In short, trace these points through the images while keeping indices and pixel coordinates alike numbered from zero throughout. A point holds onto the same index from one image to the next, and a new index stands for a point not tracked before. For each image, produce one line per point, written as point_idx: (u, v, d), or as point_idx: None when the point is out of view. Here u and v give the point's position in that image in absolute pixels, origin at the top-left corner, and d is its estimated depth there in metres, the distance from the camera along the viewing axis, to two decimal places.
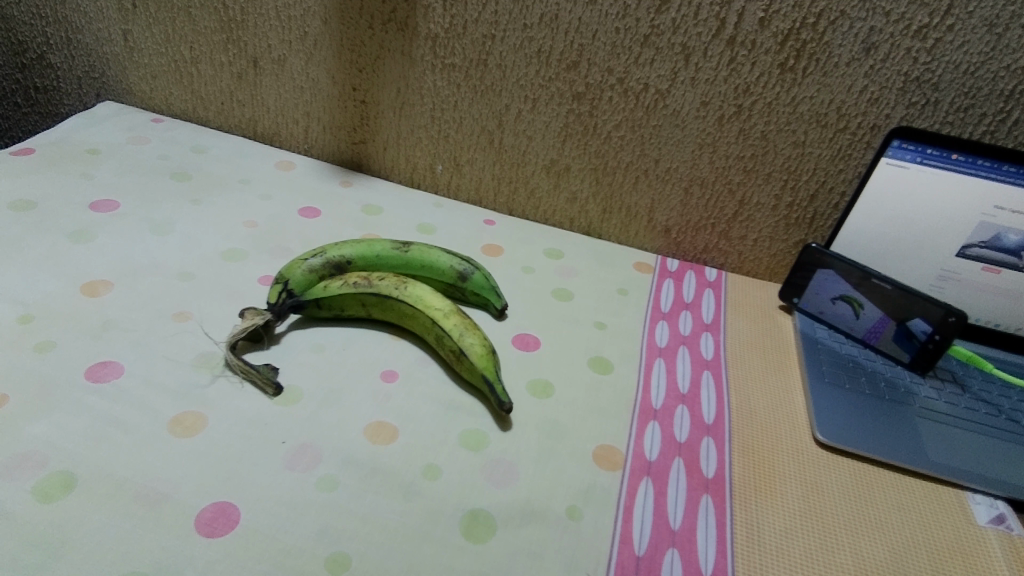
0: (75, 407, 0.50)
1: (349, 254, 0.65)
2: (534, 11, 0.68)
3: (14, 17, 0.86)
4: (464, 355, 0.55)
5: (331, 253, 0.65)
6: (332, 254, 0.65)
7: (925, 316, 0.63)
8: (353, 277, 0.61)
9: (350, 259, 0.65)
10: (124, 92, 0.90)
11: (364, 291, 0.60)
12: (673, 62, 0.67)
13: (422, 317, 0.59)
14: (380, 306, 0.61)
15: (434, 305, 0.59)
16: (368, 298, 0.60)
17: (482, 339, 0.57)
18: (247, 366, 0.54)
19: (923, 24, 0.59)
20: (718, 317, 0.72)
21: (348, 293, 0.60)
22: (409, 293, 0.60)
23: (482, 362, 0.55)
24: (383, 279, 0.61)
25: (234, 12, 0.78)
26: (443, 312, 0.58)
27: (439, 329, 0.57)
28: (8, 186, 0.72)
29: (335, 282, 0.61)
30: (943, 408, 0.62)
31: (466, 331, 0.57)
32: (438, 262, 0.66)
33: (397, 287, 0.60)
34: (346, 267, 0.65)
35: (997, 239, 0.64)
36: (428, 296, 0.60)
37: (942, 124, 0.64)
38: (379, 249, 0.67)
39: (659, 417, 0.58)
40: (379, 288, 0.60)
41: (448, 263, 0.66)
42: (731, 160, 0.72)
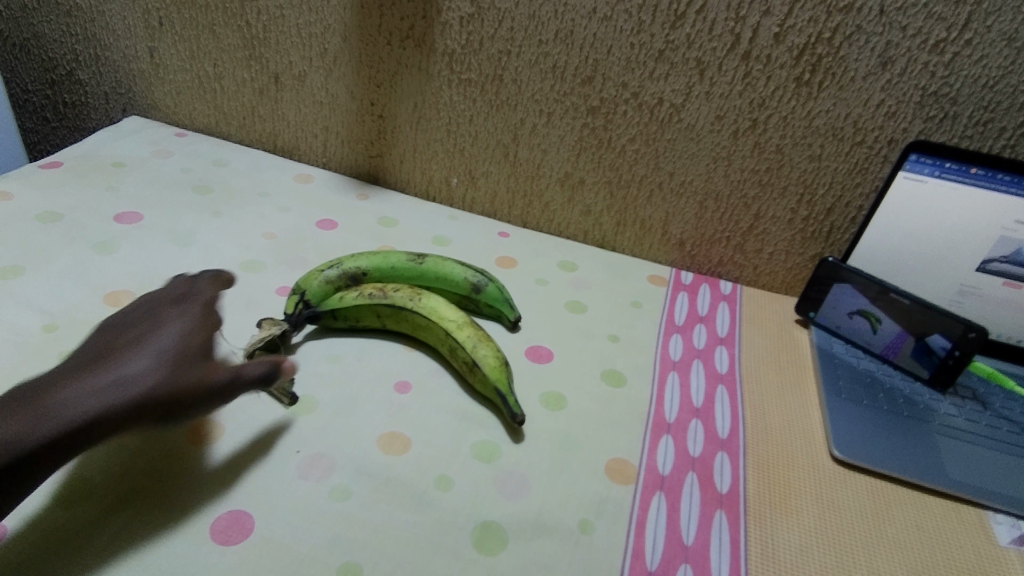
0: None
1: (365, 265, 0.66)
2: (549, 27, 0.69)
3: (46, 34, 0.88)
4: (477, 367, 0.56)
5: (347, 264, 0.66)
6: (348, 265, 0.66)
7: (945, 332, 0.62)
8: (368, 289, 0.62)
9: (365, 270, 0.66)
10: (149, 107, 0.92)
11: (379, 302, 0.61)
12: (688, 76, 0.67)
13: (436, 328, 0.59)
14: (395, 317, 0.61)
15: (447, 317, 0.59)
16: (382, 310, 0.61)
17: (495, 351, 0.57)
18: None
19: (941, 38, 0.59)
20: (732, 331, 0.72)
21: (363, 304, 0.61)
22: (423, 304, 0.60)
23: (495, 374, 0.55)
24: (398, 290, 0.62)
25: (256, 30, 0.79)
26: (457, 324, 0.59)
27: (453, 341, 0.58)
28: (36, 198, 0.74)
29: (351, 293, 0.62)
30: (964, 426, 0.61)
31: (480, 343, 0.57)
32: (452, 273, 0.67)
33: (412, 299, 0.61)
34: (362, 278, 0.66)
35: (1018, 254, 0.63)
36: (441, 308, 0.60)
37: (960, 138, 0.63)
38: (395, 260, 0.68)
39: (672, 431, 0.58)
40: (393, 300, 0.61)
41: (462, 274, 0.67)
42: (746, 174, 0.71)
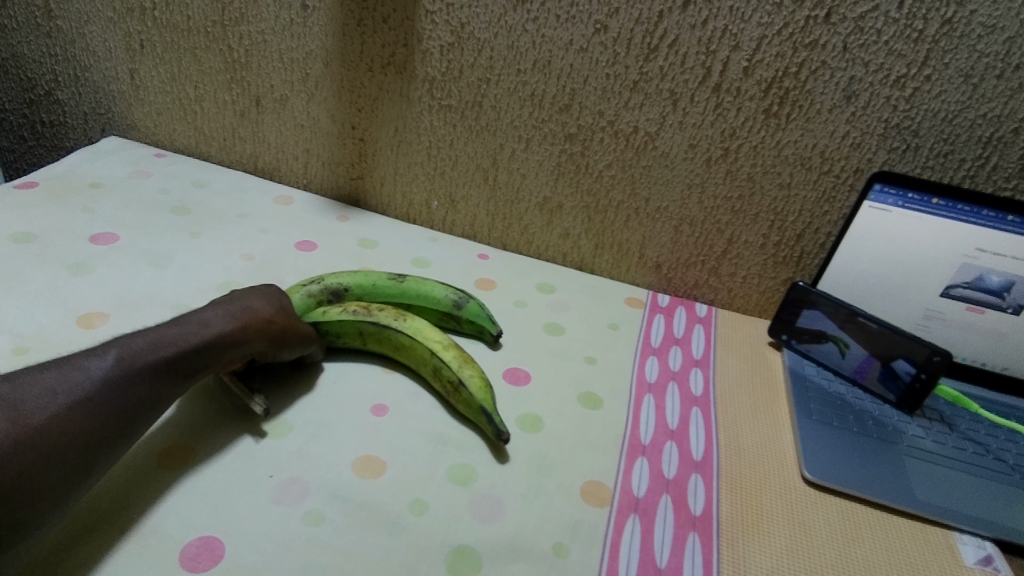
0: None
1: (347, 282, 0.67)
2: (528, 57, 0.71)
3: (25, 55, 0.88)
4: (462, 387, 0.56)
5: (329, 280, 0.66)
6: (331, 282, 0.66)
7: (910, 356, 0.63)
8: (353, 306, 0.63)
9: (348, 286, 0.67)
10: (128, 127, 0.92)
11: (363, 319, 0.61)
12: (662, 106, 0.69)
13: (420, 348, 0.59)
14: (377, 336, 0.62)
15: (431, 337, 0.60)
16: (365, 328, 0.61)
17: (479, 372, 0.58)
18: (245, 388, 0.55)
19: (902, 74, 0.61)
20: (707, 353, 0.73)
21: (346, 320, 0.61)
22: (408, 324, 0.61)
23: (481, 393, 0.56)
24: (383, 311, 0.62)
25: (238, 54, 0.80)
26: (442, 345, 0.59)
27: (438, 361, 0.58)
28: (11, 219, 0.73)
29: (335, 309, 0.62)
30: (930, 447, 0.63)
31: (466, 364, 0.58)
32: (434, 290, 0.68)
33: (397, 317, 0.61)
34: (343, 295, 0.66)
35: (980, 280, 0.65)
36: (426, 328, 0.61)
37: (923, 169, 0.65)
38: (376, 278, 0.68)
39: (647, 453, 0.59)
40: (377, 318, 0.61)
41: (443, 292, 0.68)
42: (719, 201, 0.73)
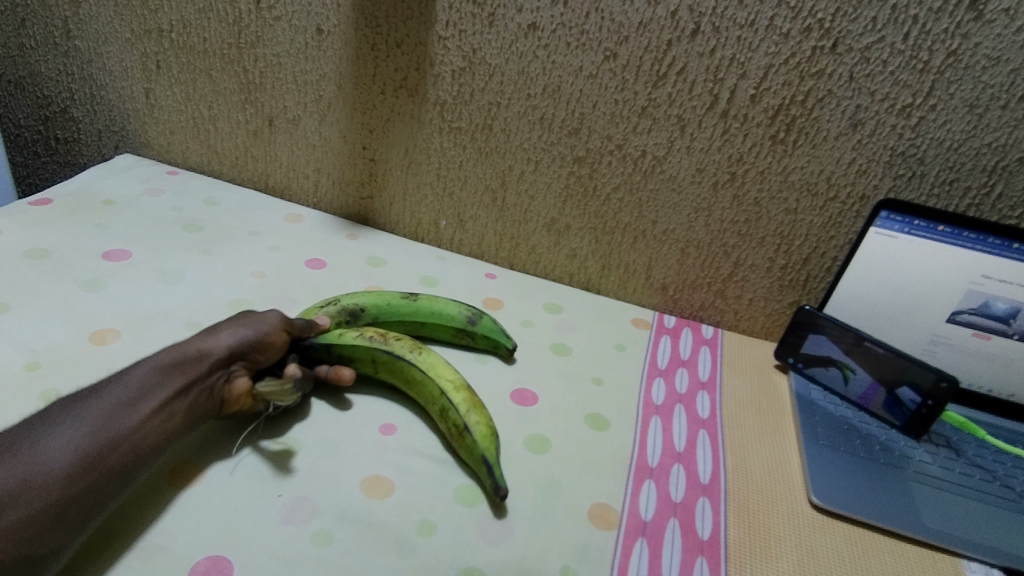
0: None
1: (363, 303, 0.68)
2: (538, 82, 0.72)
3: (43, 73, 0.90)
4: (467, 432, 0.54)
5: (345, 302, 0.67)
6: (347, 303, 0.67)
7: (914, 385, 0.64)
8: (369, 332, 0.62)
9: (363, 307, 0.68)
10: (141, 145, 0.93)
11: (378, 348, 0.60)
12: (670, 131, 0.70)
13: (430, 385, 0.58)
14: (389, 367, 0.61)
15: (445, 375, 0.58)
16: (377, 358, 0.61)
17: (487, 420, 0.56)
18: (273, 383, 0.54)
19: (907, 103, 0.62)
20: (714, 375, 0.74)
21: (362, 345, 0.60)
22: (423, 358, 0.60)
23: (485, 442, 0.54)
24: (400, 342, 0.62)
25: (253, 76, 0.81)
26: (453, 385, 0.58)
27: (446, 401, 0.57)
28: (25, 235, 0.74)
29: (352, 334, 0.62)
30: (937, 473, 0.63)
31: (474, 408, 0.56)
32: (449, 308, 0.69)
33: (412, 352, 0.61)
34: (360, 315, 0.67)
35: (986, 307, 0.65)
36: (441, 365, 0.60)
37: (928, 196, 0.66)
38: (390, 298, 0.69)
39: (655, 476, 0.59)
40: (392, 348, 0.61)
41: (456, 309, 0.69)
42: (726, 224, 0.74)
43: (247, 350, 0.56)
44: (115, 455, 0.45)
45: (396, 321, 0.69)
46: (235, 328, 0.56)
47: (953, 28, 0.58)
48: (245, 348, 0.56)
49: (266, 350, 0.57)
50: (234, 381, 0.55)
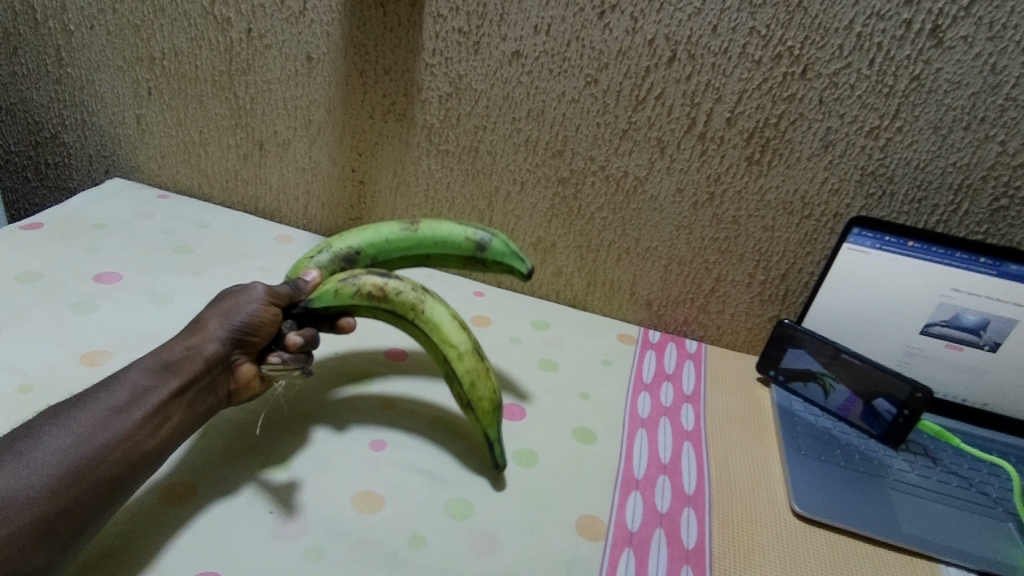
0: None
1: (356, 244, 0.64)
2: (522, 106, 0.74)
3: (34, 99, 0.91)
4: (471, 406, 0.56)
5: (337, 246, 0.64)
6: (339, 247, 0.64)
7: (890, 397, 0.66)
8: (367, 283, 0.57)
9: (358, 248, 0.64)
10: (132, 169, 0.94)
11: (379, 306, 0.58)
12: (650, 153, 0.73)
13: (436, 348, 0.58)
14: (394, 319, 0.59)
15: (451, 341, 0.57)
16: (381, 313, 0.58)
17: (492, 390, 0.56)
18: (277, 367, 0.54)
19: (875, 125, 0.65)
20: (698, 389, 0.75)
21: (361, 303, 0.57)
22: (427, 318, 0.57)
23: (486, 419, 0.56)
24: (402, 292, 0.57)
25: (244, 102, 0.83)
26: (458, 351, 0.57)
27: (451, 368, 0.57)
28: (17, 259, 0.75)
29: (348, 287, 0.57)
30: (915, 481, 0.65)
31: (480, 379, 0.56)
32: (452, 235, 0.64)
33: (415, 309, 0.58)
34: (356, 257, 0.64)
35: (957, 319, 0.68)
36: (447, 325, 0.57)
37: (898, 213, 0.69)
38: (387, 232, 0.65)
39: (641, 487, 0.60)
40: (394, 305, 0.57)
41: (461, 235, 0.64)
42: (706, 241, 0.76)
43: (239, 336, 0.55)
44: (107, 464, 0.45)
45: (399, 255, 0.66)
46: (222, 318, 0.55)
47: (916, 55, 0.61)
48: (236, 365, 0.55)
49: (259, 331, 0.55)
50: (236, 368, 0.55)
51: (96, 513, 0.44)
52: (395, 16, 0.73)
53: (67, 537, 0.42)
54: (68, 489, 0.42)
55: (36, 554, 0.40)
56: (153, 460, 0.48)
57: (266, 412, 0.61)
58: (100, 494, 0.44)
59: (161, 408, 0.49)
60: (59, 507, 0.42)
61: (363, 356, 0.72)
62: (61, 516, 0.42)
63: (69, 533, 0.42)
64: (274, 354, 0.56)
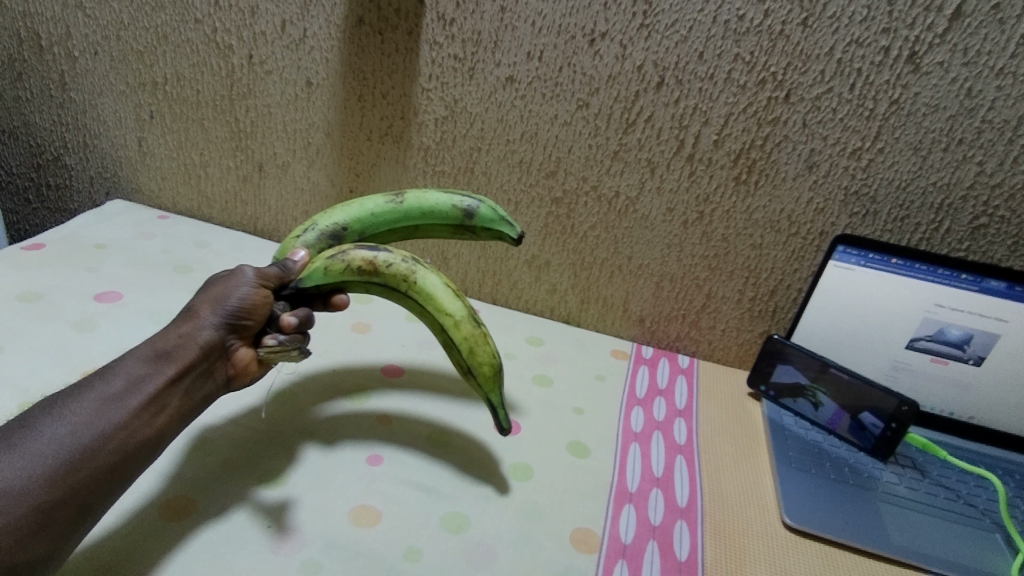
0: None
1: (342, 220, 0.61)
2: (516, 129, 0.76)
3: (37, 123, 0.92)
4: (472, 373, 0.56)
5: (323, 224, 0.61)
6: (325, 225, 0.61)
7: (876, 410, 0.68)
8: (357, 259, 0.55)
9: (344, 224, 0.61)
10: (132, 191, 0.96)
11: (371, 281, 0.56)
12: (641, 174, 0.75)
13: (432, 317, 0.56)
14: (386, 292, 0.58)
15: (446, 309, 0.56)
16: (374, 287, 0.57)
17: (492, 354, 0.56)
18: (275, 347, 0.54)
19: (857, 147, 0.67)
20: (690, 403, 0.77)
21: (352, 280, 0.56)
22: (420, 288, 0.56)
23: (488, 385, 0.56)
24: (392, 265, 0.56)
25: (244, 125, 0.85)
26: (455, 319, 0.56)
27: (449, 337, 0.56)
28: (19, 279, 0.76)
29: (339, 263, 0.56)
30: (904, 493, 0.66)
31: (479, 344, 0.55)
32: (439, 204, 0.62)
33: (407, 281, 0.56)
34: (343, 234, 0.62)
35: (941, 333, 0.70)
36: (441, 294, 0.56)
37: (882, 231, 0.71)
38: (372, 205, 0.62)
39: (634, 500, 0.61)
40: (386, 278, 0.56)
41: (448, 203, 0.61)
42: (697, 259, 0.78)
43: (232, 321, 0.53)
44: (103, 453, 0.44)
45: (387, 229, 0.63)
46: (213, 305, 0.53)
47: (895, 80, 0.63)
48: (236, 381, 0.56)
49: (253, 314, 0.53)
50: (235, 354, 0.54)
51: (92, 505, 0.44)
52: (393, 43, 0.75)
53: (62, 529, 0.42)
54: (64, 479, 0.42)
55: (37, 561, 0.41)
56: (152, 449, 0.48)
57: (265, 430, 0.62)
58: (96, 484, 0.44)
59: (159, 397, 0.48)
60: (56, 498, 0.41)
61: (360, 373, 0.73)
62: (57, 507, 0.41)
63: (64, 526, 0.42)
64: (270, 336, 0.55)
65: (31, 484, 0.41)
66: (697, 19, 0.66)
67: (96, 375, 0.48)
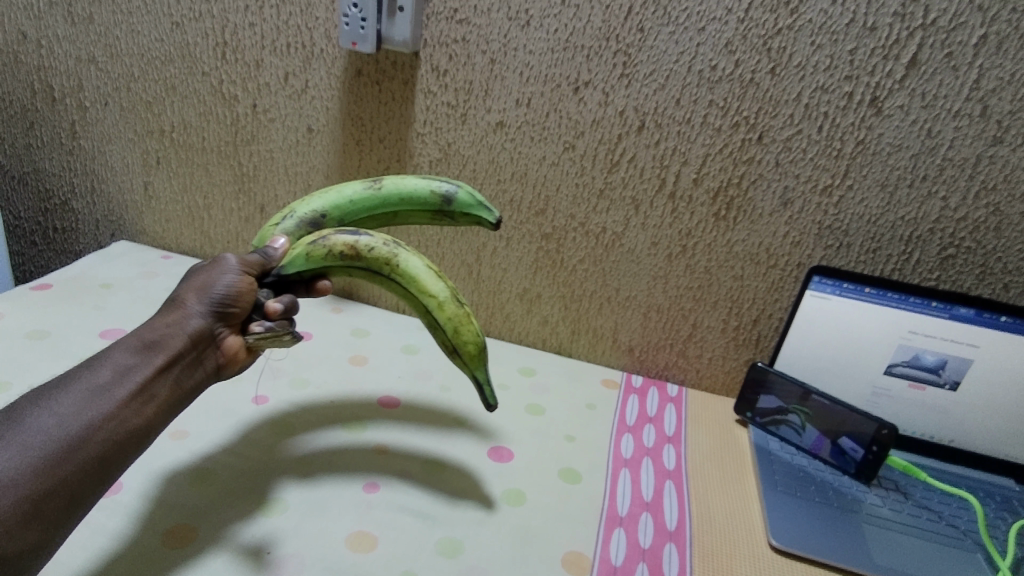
0: None
1: (320, 207, 0.61)
2: (507, 169, 0.80)
3: (46, 170, 0.96)
4: (457, 352, 0.56)
5: (302, 212, 0.61)
6: (303, 212, 0.60)
7: (853, 435, 0.71)
8: (338, 244, 0.55)
9: (323, 211, 0.61)
10: (137, 233, 0.99)
11: (353, 265, 0.56)
12: (626, 211, 0.78)
13: (415, 299, 0.56)
14: (368, 276, 0.57)
15: (429, 291, 0.56)
16: (355, 272, 0.56)
17: (476, 334, 0.56)
18: (263, 334, 0.54)
19: (828, 184, 0.71)
20: (679, 430, 0.79)
21: (334, 265, 0.55)
22: (403, 271, 0.56)
23: (474, 364, 0.56)
24: (374, 248, 0.55)
25: (247, 169, 0.88)
26: (438, 300, 0.56)
27: (433, 318, 0.56)
28: (27, 319, 0.78)
29: (320, 249, 0.55)
30: (887, 514, 0.69)
31: (464, 324, 0.56)
32: (417, 190, 0.61)
33: (390, 264, 0.56)
34: (322, 221, 0.61)
35: (917, 359, 0.73)
36: (423, 275, 0.56)
37: (856, 263, 0.75)
38: (350, 193, 0.62)
39: (624, 524, 0.63)
40: (368, 262, 0.56)
41: (426, 188, 0.61)
42: (682, 290, 0.81)
43: (219, 309, 0.53)
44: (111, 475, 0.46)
45: (365, 216, 0.63)
46: (199, 293, 0.52)
47: (859, 122, 0.68)
48: None
49: (238, 301, 0.53)
50: (224, 342, 0.54)
51: (82, 497, 0.43)
52: (389, 92, 0.79)
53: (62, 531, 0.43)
54: (54, 470, 0.42)
55: None
56: (143, 437, 0.47)
57: (266, 460, 0.65)
58: (86, 475, 0.44)
59: (147, 386, 0.48)
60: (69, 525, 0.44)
61: (358, 404, 0.75)
62: (46, 498, 0.41)
63: (55, 517, 0.42)
64: (257, 322, 0.54)
65: (20, 475, 0.40)
66: (673, 69, 0.70)
67: (83, 366, 0.48)
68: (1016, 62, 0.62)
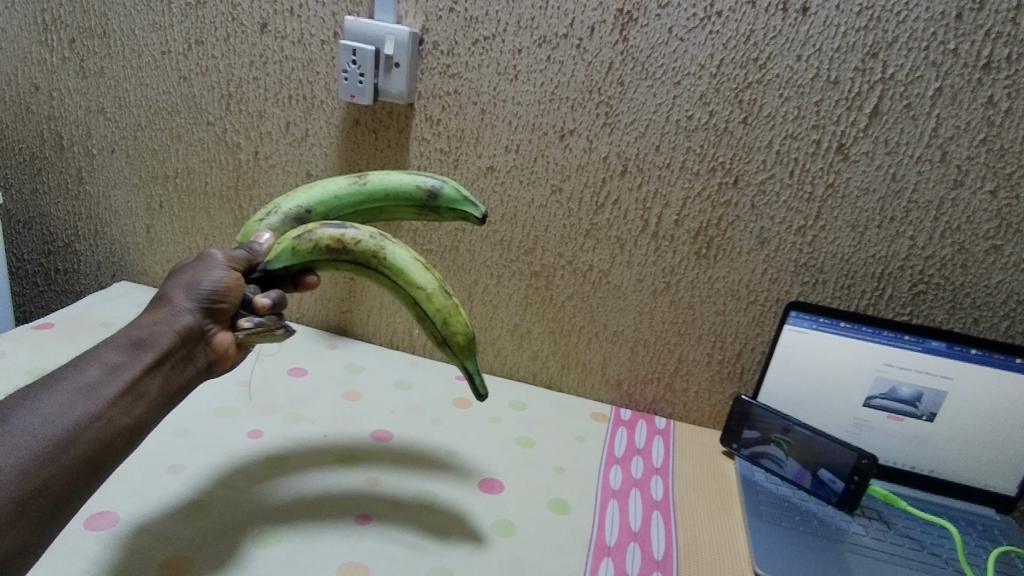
0: (74, 553, 0.56)
1: (305, 203, 0.62)
2: (497, 211, 0.84)
3: (52, 214, 0.99)
4: (447, 344, 0.56)
5: (286, 208, 0.62)
6: (288, 208, 0.62)
7: (832, 466, 0.73)
8: (324, 238, 0.55)
9: (307, 207, 0.62)
10: (138, 274, 1.01)
11: (340, 260, 0.56)
12: (611, 250, 0.82)
13: (403, 291, 0.56)
14: (356, 270, 0.57)
15: (417, 283, 0.55)
16: (343, 266, 0.57)
17: (465, 325, 0.56)
18: (252, 331, 0.54)
19: (801, 224, 0.75)
20: (666, 462, 0.81)
21: (322, 261, 0.56)
22: (390, 263, 0.55)
23: (463, 356, 0.56)
24: (360, 241, 0.55)
25: (248, 212, 0.91)
26: (426, 291, 0.55)
27: (422, 309, 0.56)
28: (30, 357, 0.80)
29: (306, 243, 0.55)
30: (870, 543, 0.71)
31: (453, 315, 0.55)
32: (402, 185, 0.62)
33: (376, 257, 0.55)
34: (306, 217, 0.62)
35: (893, 391, 0.76)
36: (411, 267, 0.56)
37: (832, 298, 0.78)
38: (335, 188, 0.63)
39: (612, 553, 0.65)
40: (355, 255, 0.55)
41: (412, 183, 0.62)
42: (667, 325, 0.84)
43: (206, 305, 0.53)
44: None
45: (351, 210, 0.64)
46: (187, 289, 0.53)
47: (828, 167, 0.72)
48: None
49: (226, 296, 0.54)
50: (213, 338, 0.54)
51: None
52: (385, 139, 0.83)
53: None
54: (37, 472, 0.43)
55: None
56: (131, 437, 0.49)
57: (261, 494, 0.66)
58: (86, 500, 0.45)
59: (136, 385, 0.49)
60: None
61: (351, 438, 0.77)
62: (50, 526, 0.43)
63: None
64: (246, 318, 0.55)
65: (3, 476, 0.42)
66: (652, 118, 0.74)
67: (71, 366, 0.49)
68: (970, 112, 0.67)
